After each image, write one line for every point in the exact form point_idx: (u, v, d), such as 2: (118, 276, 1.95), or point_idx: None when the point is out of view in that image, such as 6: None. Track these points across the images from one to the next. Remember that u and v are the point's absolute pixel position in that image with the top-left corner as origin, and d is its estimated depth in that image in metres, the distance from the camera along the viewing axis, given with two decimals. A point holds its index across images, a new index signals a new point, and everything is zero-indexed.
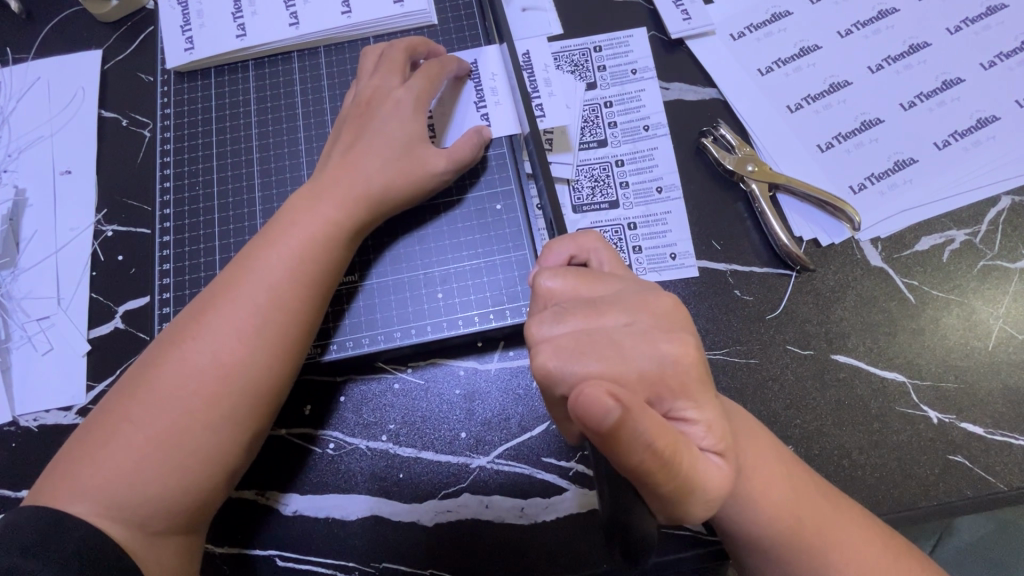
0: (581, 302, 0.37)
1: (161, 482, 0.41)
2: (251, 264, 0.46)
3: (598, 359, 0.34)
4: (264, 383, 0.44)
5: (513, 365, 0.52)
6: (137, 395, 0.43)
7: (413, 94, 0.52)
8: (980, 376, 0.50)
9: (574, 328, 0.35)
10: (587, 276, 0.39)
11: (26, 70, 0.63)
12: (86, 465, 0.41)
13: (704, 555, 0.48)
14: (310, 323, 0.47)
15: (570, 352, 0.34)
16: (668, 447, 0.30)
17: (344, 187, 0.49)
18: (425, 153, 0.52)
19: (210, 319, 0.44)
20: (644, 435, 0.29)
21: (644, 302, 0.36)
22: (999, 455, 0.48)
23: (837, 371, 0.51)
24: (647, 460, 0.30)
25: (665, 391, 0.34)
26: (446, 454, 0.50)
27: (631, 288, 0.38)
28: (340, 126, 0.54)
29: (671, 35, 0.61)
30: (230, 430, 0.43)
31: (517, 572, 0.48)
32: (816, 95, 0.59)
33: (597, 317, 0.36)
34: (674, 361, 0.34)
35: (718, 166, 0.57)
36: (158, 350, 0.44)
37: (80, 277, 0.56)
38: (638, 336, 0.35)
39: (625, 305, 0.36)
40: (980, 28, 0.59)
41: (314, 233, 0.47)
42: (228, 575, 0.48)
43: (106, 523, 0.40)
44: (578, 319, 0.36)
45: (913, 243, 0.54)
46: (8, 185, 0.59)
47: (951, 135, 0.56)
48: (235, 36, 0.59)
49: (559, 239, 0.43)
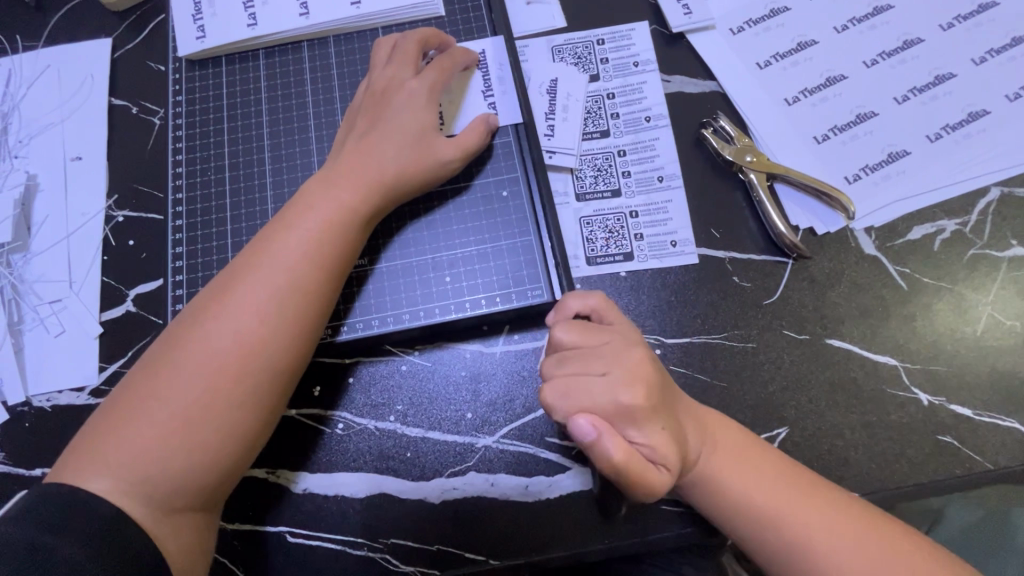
0: (581, 350, 0.43)
1: (182, 458, 0.42)
2: (269, 247, 0.47)
3: (580, 398, 0.41)
4: (283, 362, 0.46)
5: (518, 348, 0.54)
6: (158, 374, 0.44)
7: (427, 86, 0.54)
8: (969, 361, 0.52)
9: (567, 372, 0.42)
10: (586, 328, 0.44)
11: (35, 57, 0.63)
12: (109, 441, 0.42)
13: (703, 532, 0.50)
14: (326, 305, 0.48)
15: (560, 392, 0.41)
16: (629, 464, 0.39)
17: (358, 173, 0.51)
18: (436, 142, 0.53)
19: (231, 299, 0.46)
20: (609, 456, 0.38)
21: (625, 353, 0.42)
22: (986, 436, 0.50)
23: (832, 355, 0.53)
24: (609, 470, 0.39)
25: (627, 423, 0.41)
26: (453, 434, 0.52)
27: (621, 338, 0.44)
28: (354, 115, 0.55)
29: (673, 29, 0.63)
30: (250, 408, 0.44)
31: (521, 548, 0.49)
32: (813, 88, 0.61)
33: (588, 364, 0.42)
34: (640, 407, 0.40)
35: (717, 156, 0.59)
36: (179, 330, 0.46)
37: (92, 261, 0.57)
38: (614, 381, 0.41)
39: (611, 356, 0.42)
40: (972, 25, 0.61)
41: (331, 217, 0.49)
42: (239, 550, 0.50)
43: (124, 500, 0.41)
44: (572, 364, 0.42)
45: (905, 233, 0.56)
46: (19, 170, 0.60)
47: (944, 128, 0.58)
48: (246, 25, 0.60)
49: (571, 294, 0.47)
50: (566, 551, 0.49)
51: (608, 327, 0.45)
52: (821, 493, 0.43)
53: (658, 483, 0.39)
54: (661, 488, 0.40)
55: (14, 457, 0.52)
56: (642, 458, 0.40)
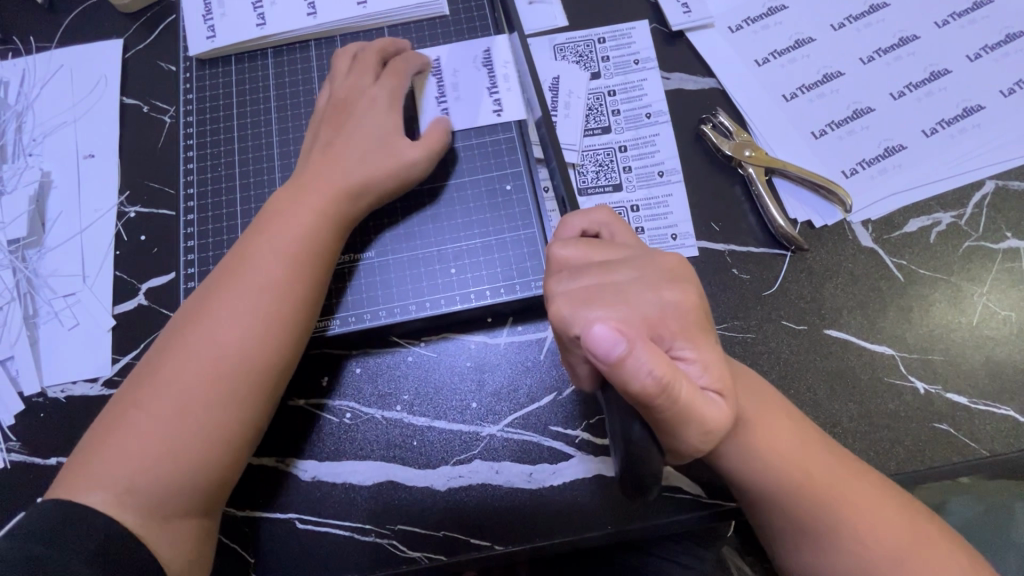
0: (592, 262, 0.40)
1: (172, 466, 0.43)
2: (245, 258, 0.49)
3: (608, 307, 0.36)
4: (265, 365, 0.47)
5: (522, 339, 0.55)
6: (145, 388, 0.45)
7: (387, 92, 0.56)
8: (964, 350, 0.53)
9: (586, 284, 0.38)
10: (596, 245, 0.41)
11: (49, 57, 0.65)
12: (100, 457, 0.43)
13: (705, 517, 0.50)
14: (308, 309, 0.49)
15: (581, 301, 0.37)
16: (670, 377, 0.33)
17: (330, 181, 0.52)
18: (401, 145, 0.54)
19: (209, 310, 0.47)
20: (648, 368, 0.32)
21: (649, 260, 0.39)
22: (982, 424, 0.51)
23: (830, 345, 0.54)
24: (650, 388, 0.32)
25: (666, 333, 0.37)
26: (458, 423, 0.53)
27: (638, 251, 0.41)
28: (318, 124, 0.56)
29: (672, 27, 0.64)
30: (235, 412, 0.45)
31: (526, 534, 0.50)
32: (810, 85, 0.62)
33: (608, 274, 0.38)
34: (676, 309, 0.37)
35: (716, 152, 0.60)
36: (163, 344, 0.47)
37: (104, 256, 0.59)
38: (643, 288, 0.38)
39: (633, 265, 0.39)
40: (966, 22, 0.62)
41: (308, 224, 0.50)
42: (250, 537, 0.51)
43: (121, 512, 0.42)
44: (589, 275, 0.38)
45: (902, 225, 0.57)
46: (33, 168, 0.61)
47: (939, 123, 0.59)
48: (255, 25, 0.62)
49: (573, 213, 0.45)
50: (571, 536, 0.50)
51: (620, 241, 0.42)
52: (845, 459, 0.44)
53: (710, 411, 0.35)
54: (714, 419, 0.35)
55: (30, 447, 0.53)
56: (689, 380, 0.35)
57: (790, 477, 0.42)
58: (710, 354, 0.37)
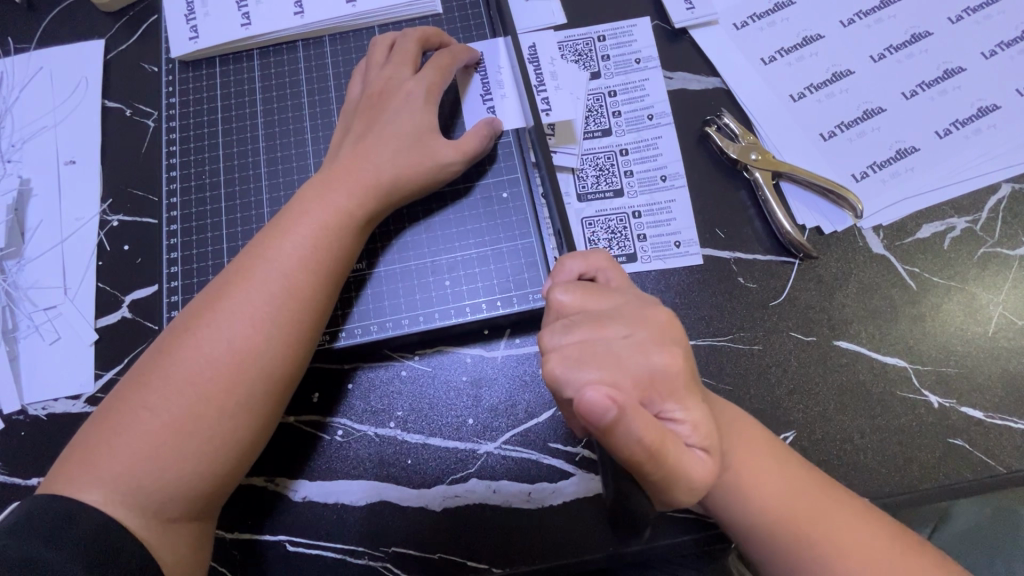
0: (587, 314, 0.37)
1: (174, 468, 0.42)
2: (264, 254, 0.47)
3: (601, 368, 0.34)
4: (277, 369, 0.45)
5: (520, 352, 0.53)
6: (151, 382, 0.43)
7: (425, 85, 0.53)
8: (979, 361, 0.51)
9: (579, 339, 0.36)
10: (592, 290, 0.39)
11: (27, 59, 0.62)
12: (104, 450, 0.41)
13: (709, 537, 0.49)
14: (322, 310, 0.47)
15: (573, 361, 0.35)
16: (657, 442, 0.32)
17: (355, 177, 0.50)
18: (434, 145, 0.52)
19: (224, 307, 0.45)
20: (635, 434, 0.31)
21: (645, 315, 0.37)
22: (998, 439, 0.49)
23: (840, 357, 0.52)
24: (637, 452, 0.32)
25: (659, 395, 0.35)
26: (454, 440, 0.51)
27: (632, 301, 0.38)
28: (350, 116, 0.54)
29: (675, 24, 0.61)
30: (243, 417, 0.44)
31: (524, 556, 0.48)
32: (819, 84, 0.59)
33: (602, 327, 0.36)
34: (665, 372, 0.35)
35: (721, 154, 0.57)
36: (171, 338, 0.45)
37: (86, 267, 0.56)
38: (635, 348, 0.35)
39: (626, 318, 0.37)
40: (981, 17, 0.60)
41: (326, 221, 0.48)
42: (238, 560, 0.49)
43: (119, 512, 0.40)
44: (584, 329, 0.36)
45: (914, 231, 0.55)
46: (11, 175, 0.59)
47: (953, 124, 0.57)
48: (240, 25, 0.59)
49: (570, 254, 0.42)
50: (570, 558, 0.48)
51: (615, 288, 0.40)
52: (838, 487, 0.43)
53: (696, 470, 0.34)
54: (700, 477, 0.34)
55: (11, 467, 0.51)
56: (675, 436, 0.34)
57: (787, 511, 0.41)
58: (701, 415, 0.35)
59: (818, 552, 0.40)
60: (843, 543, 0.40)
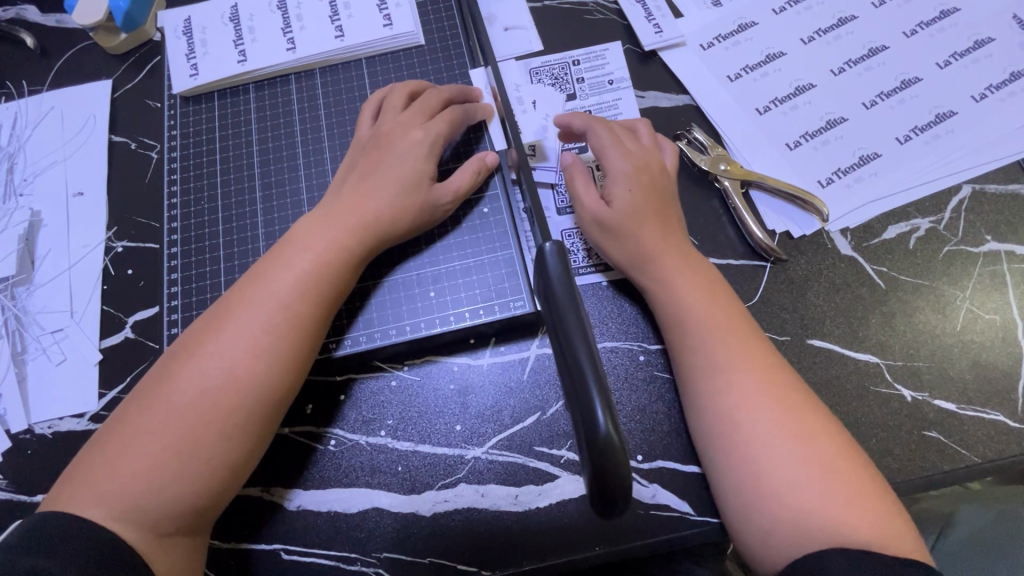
0: (612, 127, 0.58)
1: (169, 486, 0.43)
2: (265, 282, 0.49)
3: (609, 137, 0.56)
4: (270, 396, 0.47)
5: (504, 359, 0.55)
6: (152, 406, 0.45)
7: (432, 135, 0.56)
8: (949, 355, 0.53)
9: (608, 127, 0.57)
10: (610, 124, 0.58)
11: (40, 100, 0.67)
12: (104, 470, 0.43)
13: (695, 536, 0.49)
14: (318, 337, 0.50)
15: (602, 124, 0.57)
16: (637, 169, 0.55)
17: (354, 214, 0.53)
18: (432, 190, 0.55)
19: (224, 334, 0.47)
20: (607, 160, 0.55)
21: (647, 152, 0.56)
22: (972, 429, 0.50)
23: (814, 355, 0.53)
24: (609, 166, 0.55)
25: (621, 175, 0.54)
26: (442, 446, 0.52)
27: (643, 149, 0.57)
28: (357, 155, 0.57)
29: (644, 47, 0.65)
30: (236, 441, 0.46)
31: (512, 558, 0.49)
32: (783, 97, 0.63)
33: (621, 145, 0.56)
34: (643, 163, 0.55)
35: (692, 166, 0.60)
36: (174, 363, 0.47)
37: (92, 291, 0.59)
38: (631, 153, 0.55)
39: (632, 149, 0.56)
40: (934, 31, 0.63)
41: (325, 254, 0.51)
42: (234, 570, 0.50)
43: (116, 528, 0.42)
44: (609, 126, 0.57)
45: (880, 232, 0.57)
46: (23, 208, 0.62)
47: (913, 130, 0.60)
48: (237, 61, 0.64)
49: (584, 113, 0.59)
50: (559, 558, 0.49)
51: (627, 140, 0.57)
52: (837, 442, 0.45)
53: (615, 200, 0.54)
54: (596, 209, 0.54)
55: (16, 485, 0.53)
56: (611, 210, 0.54)
57: (773, 430, 0.45)
58: (629, 201, 0.53)
59: (791, 477, 0.43)
60: (810, 473, 0.43)
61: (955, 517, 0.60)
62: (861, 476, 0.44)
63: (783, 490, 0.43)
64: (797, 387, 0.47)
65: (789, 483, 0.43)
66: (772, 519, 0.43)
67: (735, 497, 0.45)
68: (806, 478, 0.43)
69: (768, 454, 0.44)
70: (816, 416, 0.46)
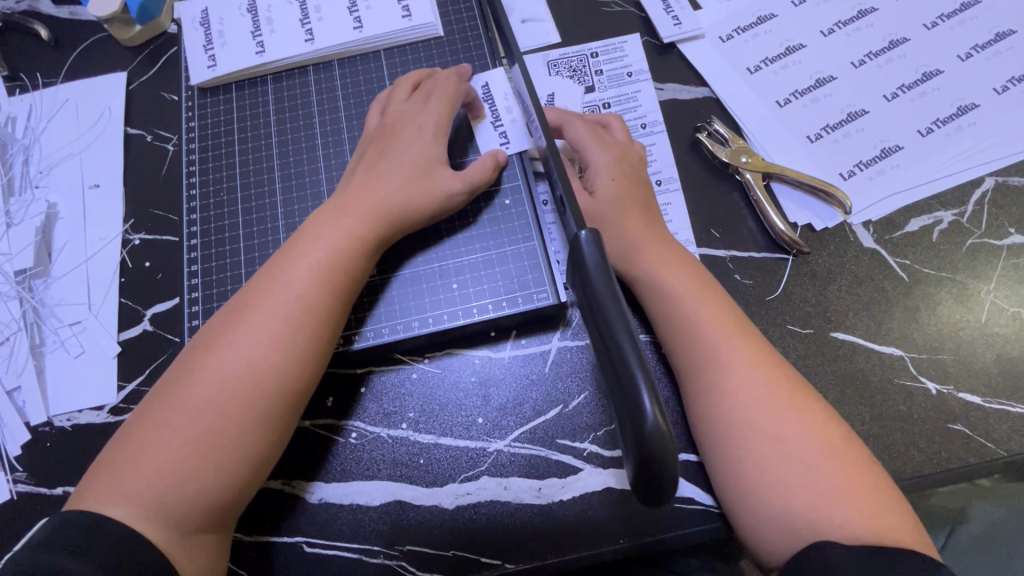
0: (590, 122, 0.58)
1: (191, 481, 0.43)
2: (281, 274, 0.49)
3: (587, 130, 0.57)
4: (292, 386, 0.47)
5: (525, 352, 0.55)
6: (172, 401, 0.45)
7: (435, 117, 0.56)
8: (973, 349, 0.52)
9: (584, 122, 0.58)
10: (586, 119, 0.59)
11: (55, 92, 0.66)
12: (127, 468, 0.43)
13: (718, 528, 0.49)
14: (336, 328, 0.49)
15: (578, 120, 0.58)
16: (620, 161, 0.55)
17: (367, 203, 0.52)
18: (441, 173, 0.54)
19: (240, 328, 0.47)
20: (588, 154, 0.56)
21: (626, 144, 0.57)
22: (997, 422, 0.50)
23: (837, 347, 0.53)
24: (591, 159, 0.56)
25: (604, 168, 0.55)
26: (464, 439, 0.52)
27: (623, 142, 0.57)
28: (365, 147, 0.57)
29: (663, 39, 0.65)
30: (256, 434, 0.45)
31: (535, 551, 0.49)
32: (804, 90, 0.62)
33: (600, 138, 0.57)
34: (624, 155, 0.56)
35: (713, 158, 0.60)
36: (192, 358, 0.47)
37: (110, 284, 0.59)
38: (612, 146, 0.56)
39: (612, 142, 0.56)
40: (955, 23, 0.63)
41: (341, 244, 0.50)
42: (257, 563, 0.50)
43: (141, 525, 0.42)
44: (586, 121, 0.58)
45: (903, 225, 0.57)
46: (40, 200, 0.62)
47: (935, 123, 0.59)
48: (254, 52, 0.64)
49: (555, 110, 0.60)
50: (582, 550, 0.49)
51: (606, 133, 0.58)
52: (838, 435, 0.45)
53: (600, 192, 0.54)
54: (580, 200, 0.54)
55: (36, 478, 0.53)
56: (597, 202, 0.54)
57: (773, 423, 0.45)
58: (612, 194, 0.54)
59: (791, 471, 0.43)
60: (811, 467, 0.43)
61: (973, 509, 0.60)
62: (864, 468, 0.44)
63: (782, 483, 0.43)
64: (793, 376, 0.47)
65: (788, 471, 0.43)
66: (775, 513, 0.43)
67: (736, 491, 0.45)
68: (807, 472, 0.43)
69: (767, 448, 0.44)
70: (817, 410, 0.46)
